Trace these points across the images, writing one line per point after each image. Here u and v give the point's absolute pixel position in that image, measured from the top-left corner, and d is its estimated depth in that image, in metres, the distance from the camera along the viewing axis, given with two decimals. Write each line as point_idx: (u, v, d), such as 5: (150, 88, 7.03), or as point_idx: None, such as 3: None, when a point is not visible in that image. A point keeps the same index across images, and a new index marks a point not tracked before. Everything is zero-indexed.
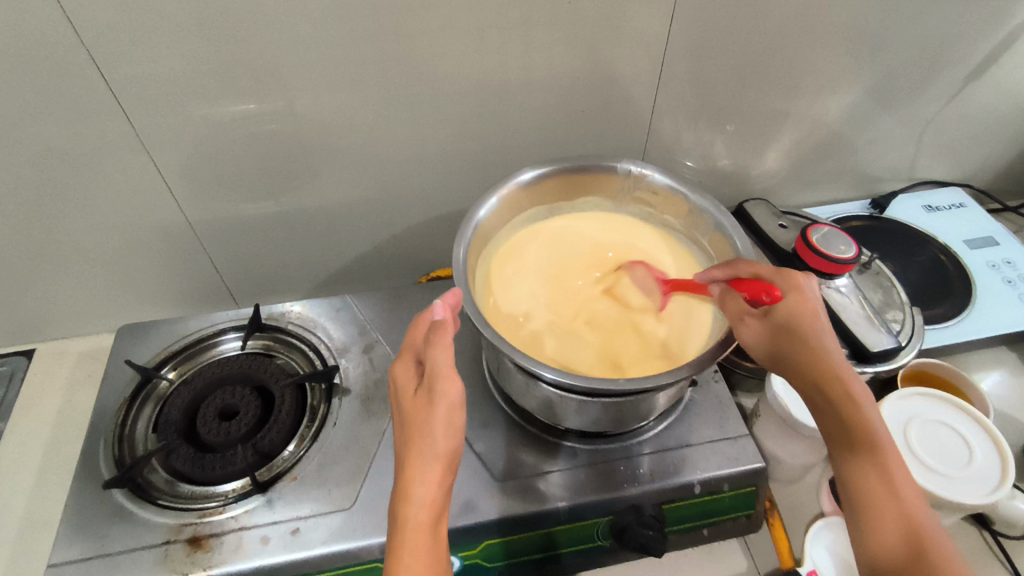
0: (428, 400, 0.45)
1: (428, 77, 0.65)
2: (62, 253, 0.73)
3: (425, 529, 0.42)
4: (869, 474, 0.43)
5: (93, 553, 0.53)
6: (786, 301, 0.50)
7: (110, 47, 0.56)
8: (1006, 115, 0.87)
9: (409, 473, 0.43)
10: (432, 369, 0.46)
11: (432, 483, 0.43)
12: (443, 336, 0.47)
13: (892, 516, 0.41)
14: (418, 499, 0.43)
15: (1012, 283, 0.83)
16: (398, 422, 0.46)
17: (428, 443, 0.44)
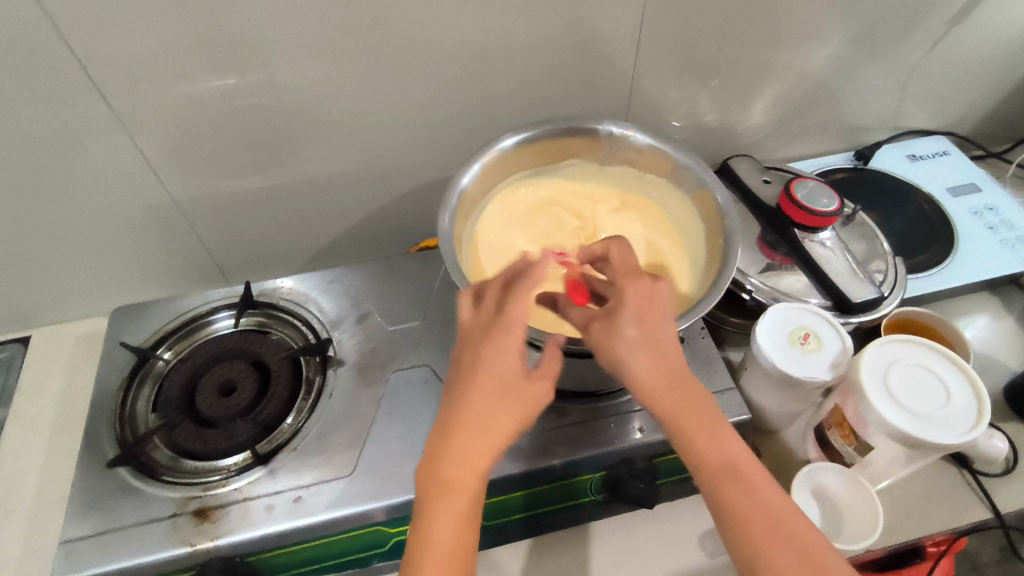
0: (512, 358, 0.46)
1: (406, 44, 0.64)
2: (51, 238, 0.73)
3: (472, 495, 0.43)
4: (735, 490, 0.42)
5: (104, 527, 0.54)
6: (630, 301, 0.49)
7: (82, 27, 0.55)
8: (990, 60, 0.87)
9: (466, 433, 0.44)
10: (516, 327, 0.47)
11: (489, 451, 0.44)
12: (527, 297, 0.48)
13: (774, 537, 0.41)
14: (474, 462, 0.43)
15: (994, 229, 0.84)
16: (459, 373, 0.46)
17: (497, 404, 0.45)
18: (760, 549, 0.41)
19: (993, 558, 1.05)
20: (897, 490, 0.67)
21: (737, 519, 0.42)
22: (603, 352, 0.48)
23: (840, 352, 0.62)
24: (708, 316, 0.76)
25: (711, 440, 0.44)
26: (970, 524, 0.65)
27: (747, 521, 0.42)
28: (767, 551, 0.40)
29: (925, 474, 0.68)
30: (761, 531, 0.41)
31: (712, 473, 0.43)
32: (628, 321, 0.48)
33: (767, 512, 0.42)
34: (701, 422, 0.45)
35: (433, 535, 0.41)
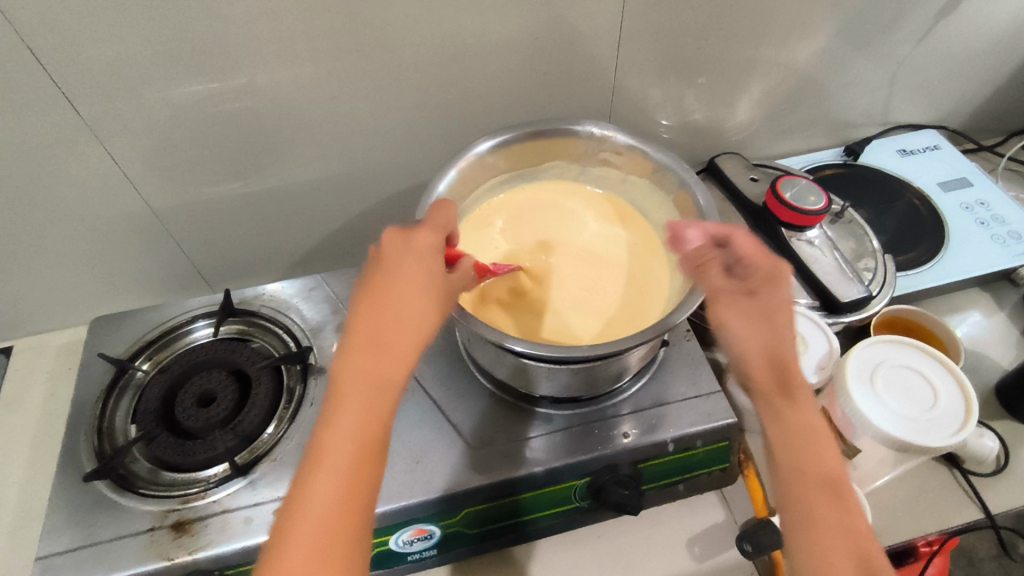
0: (416, 281, 0.44)
1: (382, 47, 0.63)
2: (29, 248, 0.72)
3: (370, 418, 0.40)
4: (822, 499, 0.41)
5: (81, 542, 0.54)
6: (775, 283, 0.49)
7: (49, 36, 0.54)
8: (980, 52, 0.86)
9: (364, 350, 0.41)
10: (415, 254, 0.46)
11: (389, 370, 0.41)
12: (430, 247, 0.47)
13: (843, 547, 0.39)
14: (371, 379, 0.41)
15: (986, 224, 0.83)
16: (361, 291, 0.44)
17: (397, 319, 0.43)
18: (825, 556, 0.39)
19: (990, 553, 1.05)
20: (887, 491, 0.66)
21: (808, 518, 0.41)
22: (721, 321, 0.49)
23: (825, 355, 0.62)
24: (694, 317, 0.74)
25: (815, 442, 0.43)
26: (961, 525, 0.64)
27: (822, 527, 0.40)
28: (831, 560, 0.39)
29: (915, 474, 0.67)
30: (832, 540, 0.40)
31: (808, 474, 0.42)
32: (761, 302, 0.49)
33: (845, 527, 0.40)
34: (807, 426, 0.44)
35: (325, 456, 0.39)
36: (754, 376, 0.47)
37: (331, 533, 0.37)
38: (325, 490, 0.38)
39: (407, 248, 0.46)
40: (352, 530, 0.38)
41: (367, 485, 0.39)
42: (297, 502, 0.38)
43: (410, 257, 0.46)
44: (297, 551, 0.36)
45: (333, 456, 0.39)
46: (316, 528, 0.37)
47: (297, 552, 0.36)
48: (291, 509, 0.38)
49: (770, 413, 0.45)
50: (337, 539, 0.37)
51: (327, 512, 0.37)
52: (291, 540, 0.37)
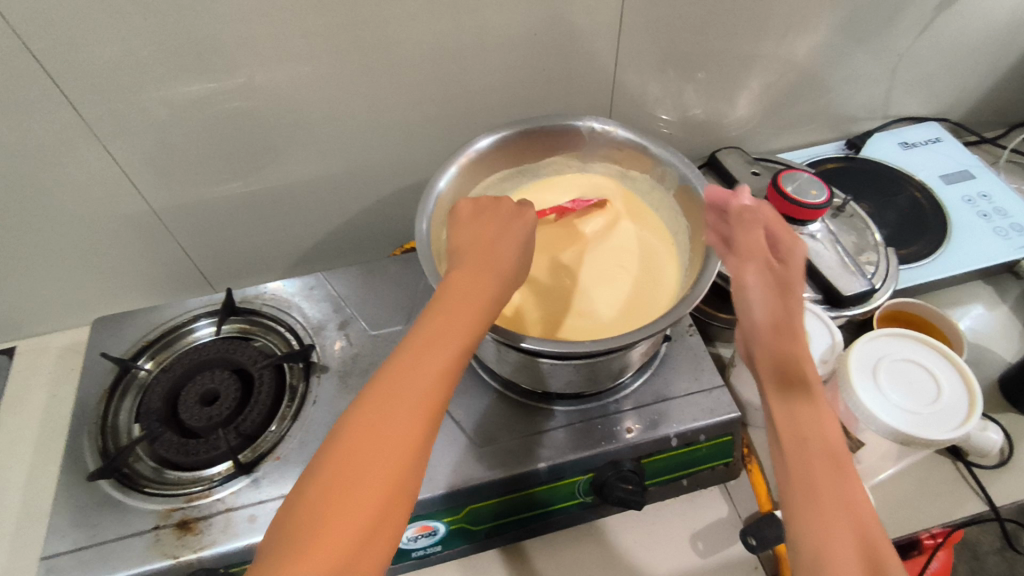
0: (505, 252, 0.48)
1: (379, 44, 0.63)
2: (29, 250, 0.72)
3: (450, 350, 0.42)
4: (821, 465, 0.40)
5: (85, 541, 0.54)
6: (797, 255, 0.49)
7: (46, 37, 0.54)
8: (980, 44, 0.86)
9: (453, 295, 0.45)
10: (508, 227, 0.50)
11: (473, 315, 0.44)
12: (526, 227, 0.51)
13: (842, 515, 0.39)
14: (458, 321, 0.43)
15: (988, 216, 0.82)
16: (457, 251, 0.49)
17: (483, 278, 0.46)
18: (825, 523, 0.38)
19: (994, 546, 1.05)
20: (891, 485, 0.66)
21: (808, 486, 0.40)
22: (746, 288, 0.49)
23: (828, 348, 0.62)
24: (696, 312, 0.74)
25: (823, 414, 0.43)
26: (965, 518, 0.64)
27: (819, 494, 0.40)
28: (831, 527, 0.38)
29: (919, 468, 0.67)
30: (830, 508, 0.39)
31: (811, 445, 0.42)
32: (788, 276, 0.48)
33: (845, 497, 0.39)
34: (814, 399, 0.44)
35: (403, 374, 0.40)
36: (765, 344, 0.47)
37: (394, 444, 0.38)
38: (395, 404, 0.39)
39: (501, 221, 0.51)
40: (414, 449, 0.38)
41: (437, 412, 0.40)
42: (364, 408, 0.39)
43: (502, 227, 0.50)
44: (358, 451, 0.37)
45: (413, 375, 0.40)
46: (378, 435, 0.38)
47: (358, 453, 0.37)
48: (356, 415, 0.39)
49: (780, 393, 0.45)
50: (397, 451, 0.38)
51: (395, 423, 0.39)
52: (352, 443, 0.38)
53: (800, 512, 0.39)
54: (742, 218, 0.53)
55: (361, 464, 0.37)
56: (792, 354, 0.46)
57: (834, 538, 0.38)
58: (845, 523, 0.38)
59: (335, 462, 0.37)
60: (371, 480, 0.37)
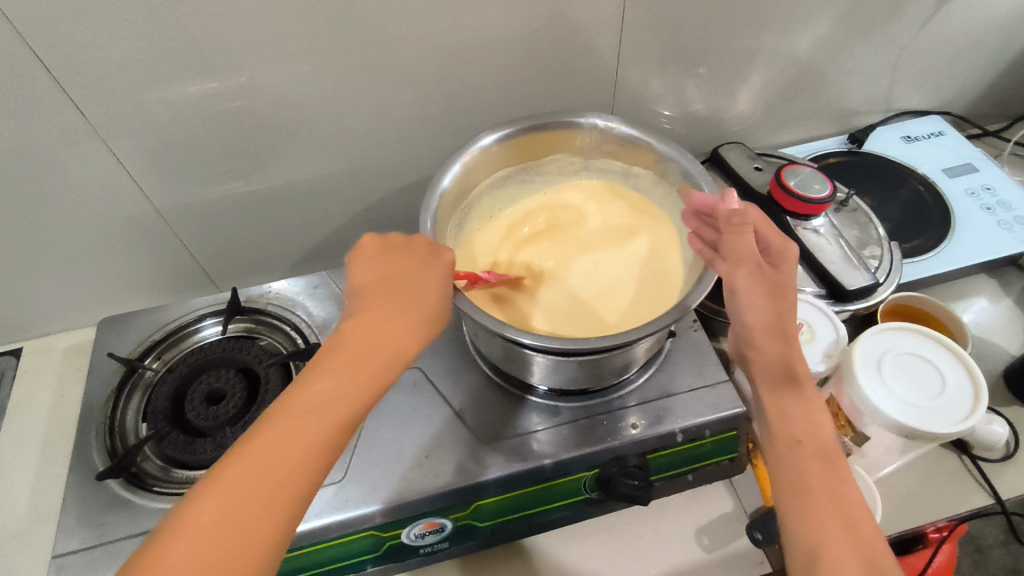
0: (415, 297, 0.47)
1: (381, 42, 0.63)
2: (34, 251, 0.72)
3: (337, 413, 0.41)
4: (818, 469, 0.43)
5: (94, 541, 0.54)
6: (788, 257, 0.50)
7: (50, 39, 0.54)
8: (982, 37, 0.85)
9: (356, 343, 0.44)
10: (423, 270, 0.49)
11: (369, 371, 0.43)
12: (445, 269, 0.50)
13: (834, 510, 0.41)
14: (348, 378, 0.42)
15: (991, 209, 0.82)
16: (359, 294, 0.48)
17: (383, 325, 0.45)
18: (818, 519, 0.41)
19: (999, 539, 1.05)
20: (896, 478, 0.66)
21: (801, 484, 0.42)
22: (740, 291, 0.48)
23: (832, 342, 0.63)
24: (700, 308, 0.74)
25: (814, 412, 0.45)
26: (971, 511, 0.64)
27: (813, 493, 0.42)
28: (823, 524, 0.41)
29: (924, 461, 0.67)
30: (823, 504, 0.41)
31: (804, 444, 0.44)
32: (780, 280, 0.48)
33: (836, 492, 0.42)
34: (806, 398, 0.45)
35: (285, 431, 0.39)
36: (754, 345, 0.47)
37: (253, 510, 0.37)
38: (263, 466, 0.38)
39: (413, 260, 0.50)
40: (272, 514, 0.37)
41: (309, 481, 0.39)
42: (230, 462, 0.38)
43: (416, 267, 0.49)
44: (217, 511, 0.36)
45: (294, 435, 0.39)
46: (241, 497, 0.37)
47: (214, 516, 0.36)
48: (223, 469, 0.38)
49: (770, 388, 0.46)
50: (257, 515, 0.37)
51: (256, 486, 0.37)
52: (213, 501, 0.37)
53: (796, 509, 0.42)
54: (732, 221, 0.51)
55: (219, 527, 0.36)
56: (783, 354, 0.46)
57: (827, 533, 0.40)
58: (838, 517, 0.41)
59: (197, 519, 0.36)
60: (228, 544, 0.36)
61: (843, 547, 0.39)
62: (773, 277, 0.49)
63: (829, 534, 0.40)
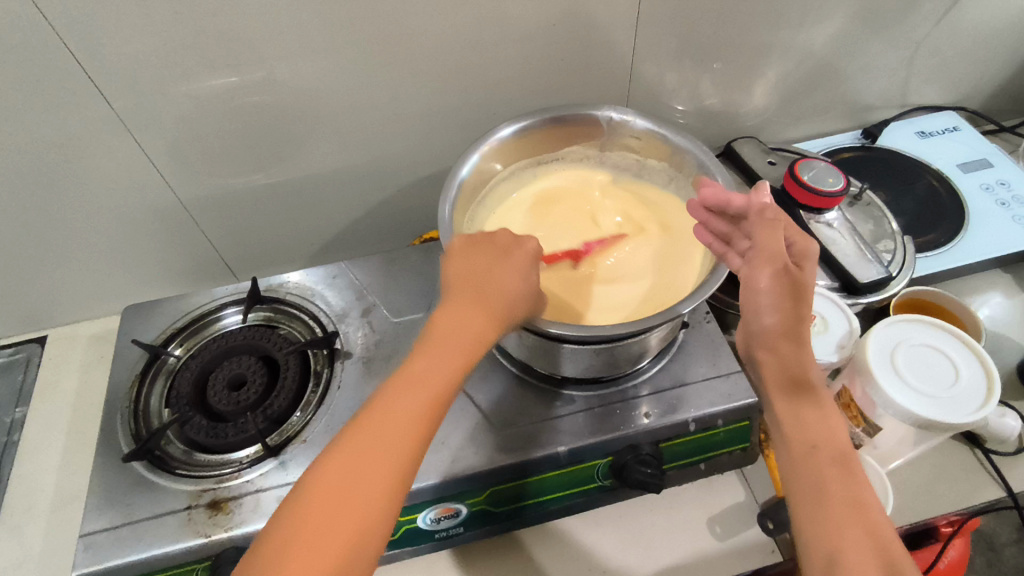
0: (501, 283, 0.49)
1: (401, 36, 0.64)
2: (61, 240, 0.74)
3: (432, 393, 0.43)
4: (832, 473, 0.44)
5: (121, 520, 0.56)
6: (807, 258, 0.49)
7: (81, 32, 0.56)
8: (998, 32, 0.85)
9: (444, 332, 0.46)
10: (508, 266, 0.50)
11: (449, 363, 0.44)
12: (527, 257, 0.52)
13: (852, 516, 0.42)
14: (442, 362, 0.44)
15: (1006, 205, 0.82)
16: (450, 290, 0.48)
17: (470, 312, 0.47)
18: (835, 524, 0.42)
19: (1011, 537, 1.05)
20: (908, 470, 0.66)
21: (817, 488, 0.44)
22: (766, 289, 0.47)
23: (846, 334, 0.63)
24: (712, 301, 0.74)
25: (828, 419, 0.47)
26: (982, 503, 0.64)
27: (829, 496, 0.44)
28: (840, 527, 0.42)
29: (936, 453, 0.67)
30: (840, 509, 0.43)
31: (820, 450, 0.45)
32: (806, 287, 0.47)
33: (851, 497, 0.43)
34: (823, 407, 0.47)
35: (385, 412, 0.41)
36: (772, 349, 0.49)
37: (369, 483, 0.39)
38: (367, 449, 0.40)
39: (500, 252, 0.51)
40: (386, 486, 0.39)
41: (417, 451, 0.41)
42: (338, 449, 0.40)
43: (502, 259, 0.51)
44: (332, 490, 0.39)
45: (386, 419, 0.41)
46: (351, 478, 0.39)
47: (332, 489, 0.39)
48: (333, 453, 0.40)
49: (784, 394, 0.48)
50: (366, 493, 0.39)
51: (364, 465, 0.40)
52: (337, 467, 0.39)
53: (815, 514, 0.43)
54: (766, 214, 0.49)
55: (331, 513, 0.38)
56: (797, 359, 0.48)
57: (845, 536, 0.42)
58: (856, 522, 0.42)
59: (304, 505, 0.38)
60: (343, 520, 0.38)
61: (863, 549, 0.41)
62: (801, 281, 0.47)
63: (846, 538, 0.42)
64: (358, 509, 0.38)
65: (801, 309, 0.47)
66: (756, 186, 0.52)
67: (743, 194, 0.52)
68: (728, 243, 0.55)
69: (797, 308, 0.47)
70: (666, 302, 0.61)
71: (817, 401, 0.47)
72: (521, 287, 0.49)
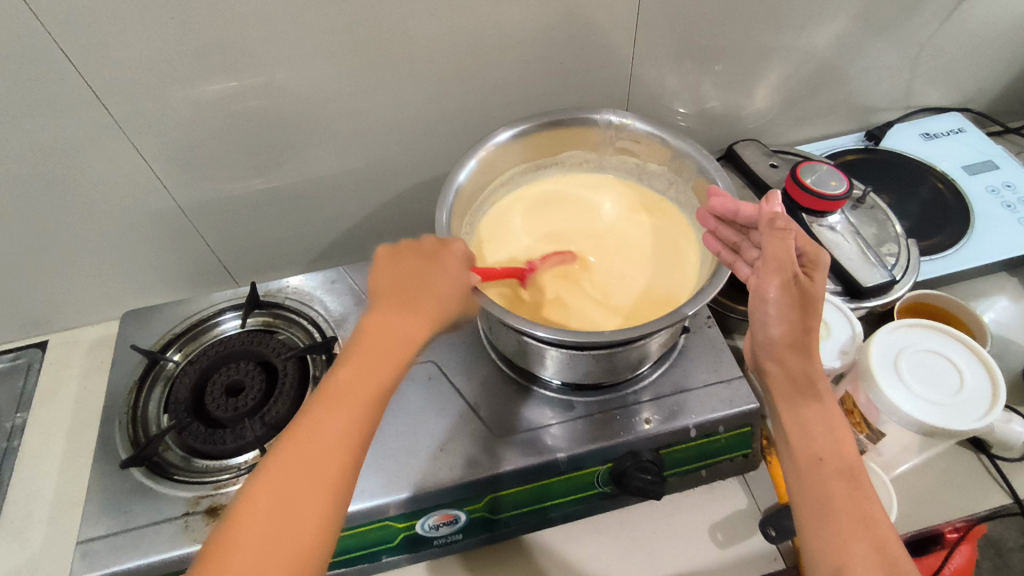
0: (428, 289, 0.49)
1: (399, 40, 0.63)
2: (61, 245, 0.74)
3: (360, 402, 0.43)
4: (839, 485, 0.44)
5: (119, 527, 0.55)
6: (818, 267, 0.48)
7: (78, 39, 0.56)
8: (1003, 33, 0.84)
9: (372, 340, 0.46)
10: (436, 270, 0.50)
11: (377, 370, 0.44)
12: (455, 258, 0.52)
13: (859, 530, 0.42)
14: (369, 370, 0.44)
15: (1012, 207, 0.81)
16: (378, 298, 0.48)
17: (399, 320, 0.47)
18: (843, 537, 0.42)
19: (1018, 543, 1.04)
20: (913, 477, 0.65)
21: (823, 501, 0.43)
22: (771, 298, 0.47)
23: (848, 339, 0.63)
24: (714, 305, 0.74)
25: (835, 430, 0.46)
26: (989, 510, 0.63)
27: (836, 509, 0.43)
28: (847, 541, 0.42)
29: (942, 459, 0.66)
30: (847, 522, 0.42)
31: (827, 462, 0.45)
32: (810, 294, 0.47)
33: (859, 510, 0.43)
34: (830, 418, 0.46)
35: (313, 428, 0.41)
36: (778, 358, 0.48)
37: (301, 507, 0.39)
38: (297, 470, 0.40)
39: (426, 258, 0.51)
40: (320, 506, 0.39)
41: (348, 465, 0.41)
42: (267, 473, 0.39)
43: (429, 265, 0.51)
44: (262, 515, 0.38)
45: (314, 436, 0.41)
46: (284, 498, 0.39)
47: (260, 514, 0.38)
48: (263, 478, 0.39)
49: (790, 404, 0.47)
50: (301, 518, 0.38)
51: (297, 486, 0.39)
52: (266, 495, 0.39)
53: (822, 528, 0.43)
54: (776, 223, 0.48)
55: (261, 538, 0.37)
56: (804, 368, 0.47)
57: (852, 550, 0.41)
58: (864, 536, 0.42)
59: (237, 532, 0.38)
60: (277, 546, 0.37)
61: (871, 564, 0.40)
62: (808, 290, 0.47)
63: (854, 551, 0.41)
64: (290, 532, 0.38)
65: (808, 320, 0.47)
66: (767, 194, 0.51)
67: (751, 204, 0.52)
68: (736, 252, 0.55)
69: (805, 318, 0.47)
70: (665, 308, 0.61)
71: (824, 410, 0.47)
72: (450, 290, 0.50)
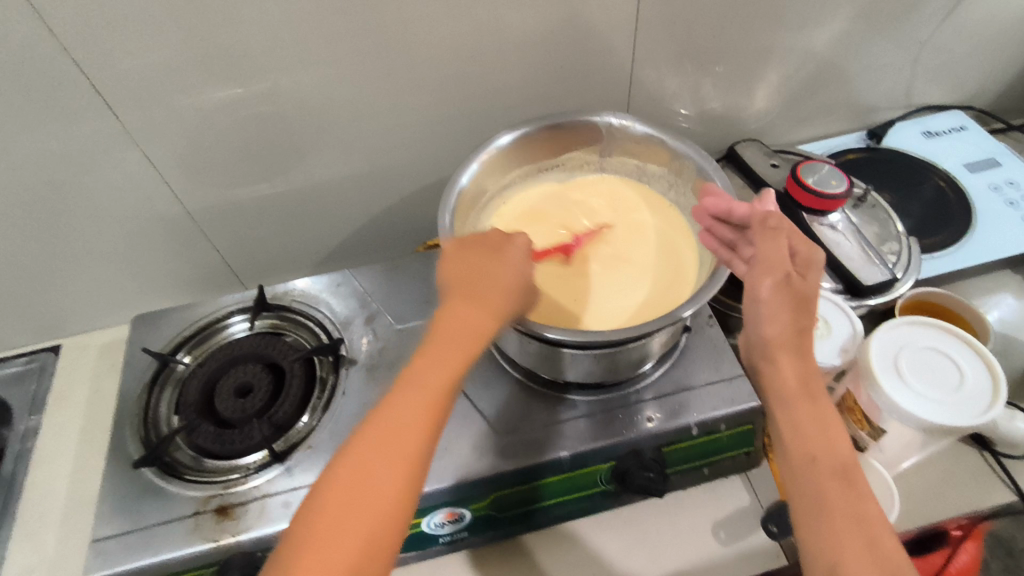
0: (497, 277, 0.48)
1: (400, 46, 0.65)
2: (73, 251, 0.75)
3: (435, 389, 0.43)
4: (833, 486, 0.44)
5: (131, 526, 0.57)
6: (812, 267, 0.49)
7: (88, 49, 0.57)
8: (1004, 30, 0.84)
9: (445, 330, 0.45)
10: (502, 260, 0.50)
11: (450, 358, 0.44)
12: (519, 249, 0.51)
13: (854, 530, 0.42)
14: (444, 360, 0.44)
15: (1014, 204, 0.82)
16: (447, 291, 0.48)
17: (472, 310, 0.46)
18: (837, 537, 0.42)
19: None
20: (915, 473, 0.65)
21: (817, 501, 0.44)
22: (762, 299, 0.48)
23: (849, 337, 0.63)
24: (715, 304, 0.74)
25: (828, 430, 0.46)
26: (992, 506, 0.63)
27: (831, 510, 0.43)
28: (841, 541, 0.42)
29: (945, 456, 0.67)
30: (842, 522, 0.42)
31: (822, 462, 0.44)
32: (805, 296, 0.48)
33: (853, 511, 0.43)
34: (821, 418, 0.46)
35: (391, 413, 0.42)
36: (772, 356, 0.48)
37: (378, 485, 0.40)
38: (379, 452, 0.41)
39: (495, 250, 0.50)
40: (397, 482, 0.41)
41: (421, 448, 0.42)
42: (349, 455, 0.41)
43: (496, 257, 0.50)
44: (343, 493, 0.40)
45: (392, 419, 0.42)
46: (359, 480, 0.40)
47: (342, 492, 0.40)
48: (343, 459, 0.41)
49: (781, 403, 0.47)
50: (377, 494, 0.40)
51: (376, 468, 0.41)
52: (345, 477, 0.40)
53: (817, 528, 0.43)
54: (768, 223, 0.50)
55: (344, 515, 0.39)
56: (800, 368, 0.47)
57: (847, 550, 0.41)
58: (858, 537, 0.42)
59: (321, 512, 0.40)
60: (354, 520, 0.39)
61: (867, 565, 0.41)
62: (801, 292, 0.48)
63: (849, 552, 0.41)
64: (370, 508, 0.40)
65: (800, 321, 0.48)
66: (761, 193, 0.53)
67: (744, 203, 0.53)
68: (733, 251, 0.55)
69: (800, 319, 0.48)
70: (666, 308, 0.62)
71: (816, 408, 0.46)
72: (514, 277, 0.49)
